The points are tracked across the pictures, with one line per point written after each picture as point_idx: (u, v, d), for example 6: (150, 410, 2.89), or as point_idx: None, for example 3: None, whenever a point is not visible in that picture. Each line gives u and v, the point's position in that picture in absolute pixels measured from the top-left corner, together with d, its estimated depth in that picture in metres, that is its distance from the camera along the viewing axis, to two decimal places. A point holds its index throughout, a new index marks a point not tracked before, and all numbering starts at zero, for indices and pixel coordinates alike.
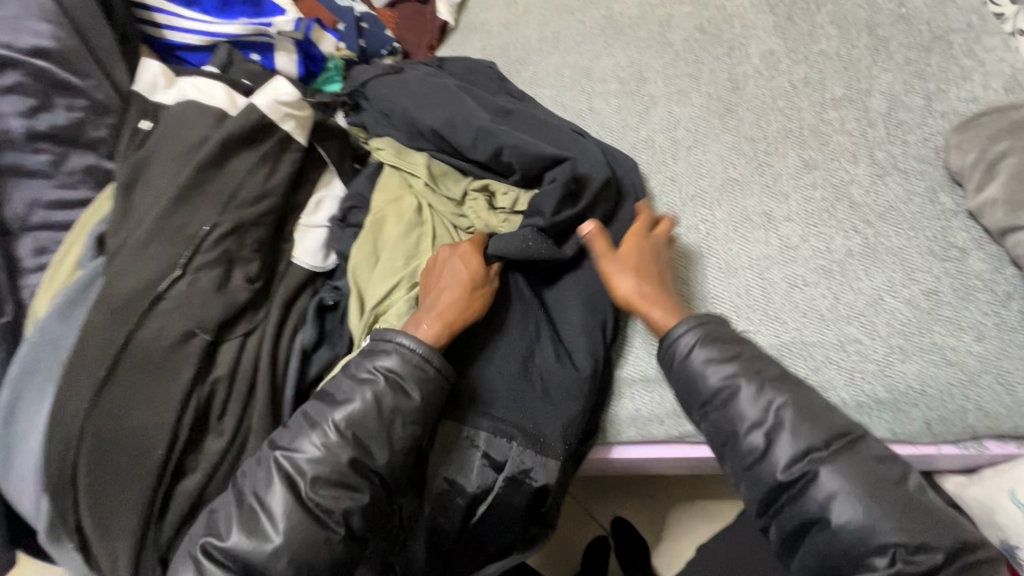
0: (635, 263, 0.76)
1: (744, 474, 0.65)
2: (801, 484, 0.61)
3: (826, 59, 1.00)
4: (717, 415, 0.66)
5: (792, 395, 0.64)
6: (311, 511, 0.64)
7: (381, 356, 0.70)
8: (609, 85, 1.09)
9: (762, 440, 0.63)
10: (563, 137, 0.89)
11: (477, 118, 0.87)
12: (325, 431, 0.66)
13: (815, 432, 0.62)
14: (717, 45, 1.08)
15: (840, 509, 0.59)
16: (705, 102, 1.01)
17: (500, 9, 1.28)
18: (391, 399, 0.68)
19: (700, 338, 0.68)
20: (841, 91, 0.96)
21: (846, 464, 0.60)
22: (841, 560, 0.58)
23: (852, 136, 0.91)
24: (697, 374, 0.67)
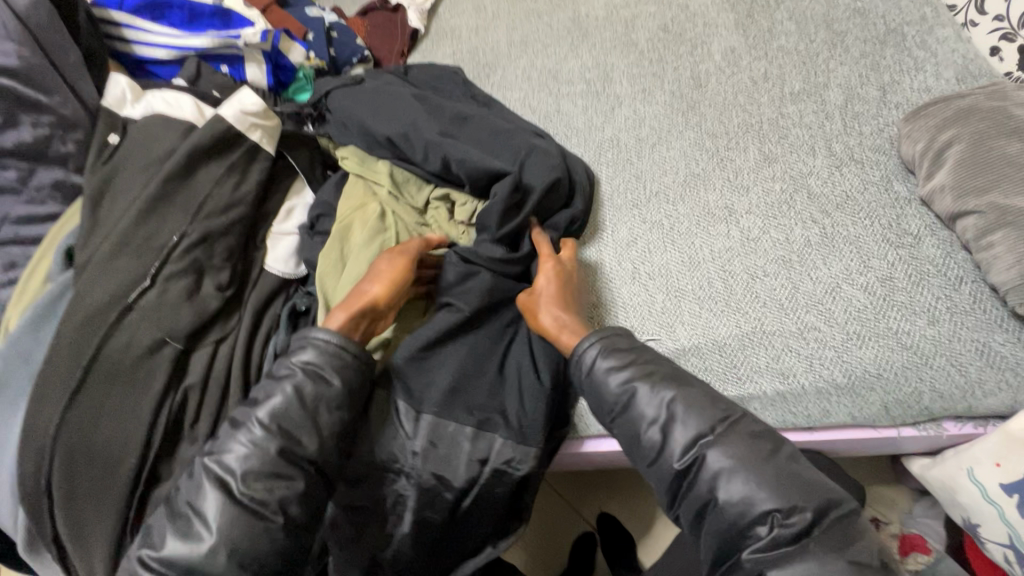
0: (547, 293, 0.78)
1: (649, 469, 0.65)
2: (694, 471, 0.62)
3: (785, 55, 1.02)
4: (623, 419, 0.67)
5: (681, 388, 0.65)
6: (250, 510, 0.63)
7: (298, 352, 0.71)
8: (575, 86, 1.11)
9: (658, 435, 0.64)
10: (520, 138, 0.91)
11: (431, 130, 0.89)
12: (250, 429, 0.66)
13: (702, 419, 0.62)
14: (680, 44, 1.10)
15: (726, 487, 0.59)
16: (669, 100, 1.03)
17: (469, 15, 1.29)
18: (312, 388, 0.68)
19: (602, 351, 0.69)
20: (800, 85, 0.98)
21: (731, 445, 0.61)
22: (732, 535, 0.59)
23: (810, 129, 0.93)
24: (600, 383, 0.68)
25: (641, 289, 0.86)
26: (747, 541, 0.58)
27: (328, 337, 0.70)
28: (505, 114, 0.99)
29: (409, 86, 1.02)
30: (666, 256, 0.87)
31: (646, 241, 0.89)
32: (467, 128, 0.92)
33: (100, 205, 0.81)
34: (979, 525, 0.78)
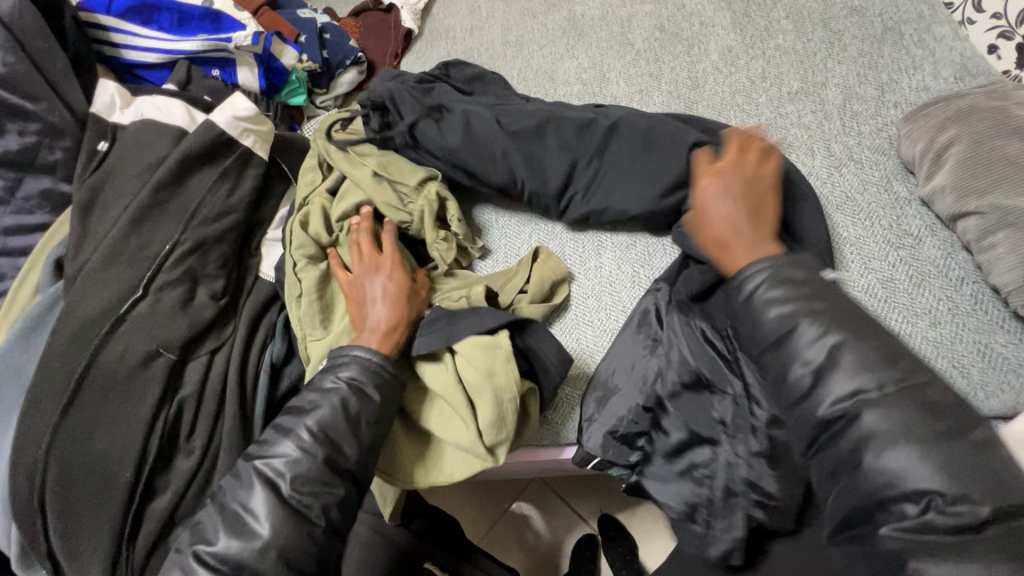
0: (722, 203, 0.66)
1: (789, 411, 0.55)
2: (841, 426, 0.50)
3: (782, 54, 1.02)
4: (770, 357, 0.56)
5: (855, 333, 0.52)
6: (296, 511, 0.63)
7: (337, 369, 0.70)
8: (572, 87, 1.10)
9: (808, 377, 0.52)
10: (617, 153, 0.87)
11: (512, 159, 0.88)
12: (298, 436, 0.65)
13: (873, 369, 0.50)
14: (677, 43, 1.09)
15: (880, 451, 0.48)
16: (666, 101, 1.03)
17: (463, 14, 1.28)
18: (355, 403, 0.67)
19: (770, 280, 0.57)
20: (797, 85, 0.98)
21: (901, 408, 0.48)
22: (867, 507, 0.48)
23: (809, 129, 0.93)
24: (754, 314, 0.57)
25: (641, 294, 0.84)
26: (888, 516, 0.47)
27: (372, 358, 0.70)
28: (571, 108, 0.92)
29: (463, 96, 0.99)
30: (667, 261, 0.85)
31: (648, 242, 0.87)
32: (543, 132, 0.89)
33: (90, 214, 0.79)
34: None
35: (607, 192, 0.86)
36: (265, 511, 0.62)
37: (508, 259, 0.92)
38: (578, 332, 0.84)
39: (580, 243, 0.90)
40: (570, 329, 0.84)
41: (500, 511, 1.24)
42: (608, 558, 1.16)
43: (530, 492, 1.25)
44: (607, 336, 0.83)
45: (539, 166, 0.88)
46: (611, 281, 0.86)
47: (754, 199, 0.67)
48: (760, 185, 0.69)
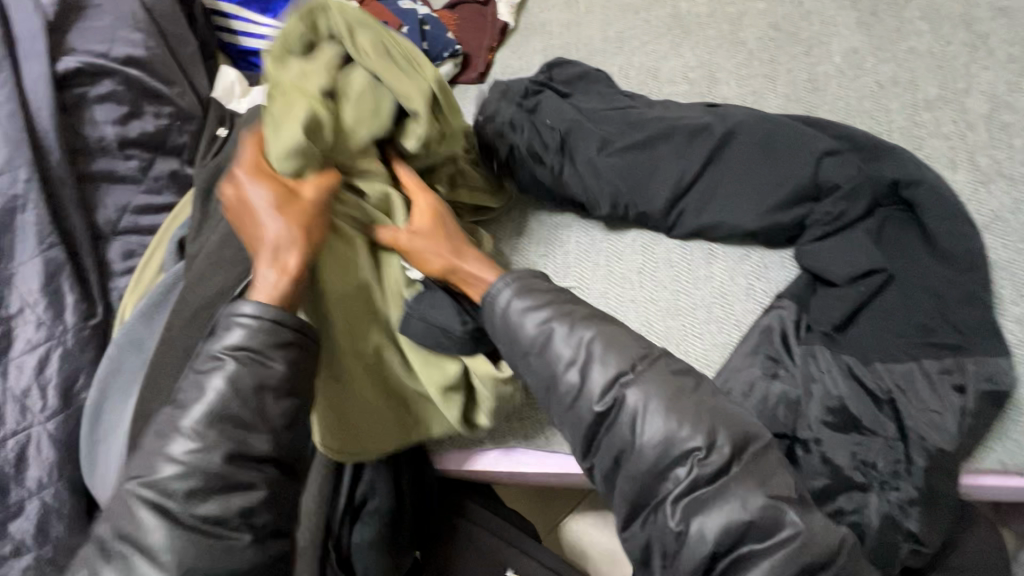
0: (421, 244, 0.71)
1: (565, 414, 0.63)
2: (613, 413, 0.60)
3: (917, 57, 0.95)
4: (537, 362, 0.64)
5: (604, 331, 0.63)
6: (206, 530, 0.55)
7: (225, 334, 0.59)
8: (678, 86, 1.06)
9: (578, 376, 0.61)
10: (734, 161, 0.83)
11: (624, 166, 0.86)
12: (187, 437, 0.56)
13: (622, 357, 0.61)
14: (794, 43, 1.03)
15: (645, 425, 0.58)
16: (783, 104, 0.97)
17: (562, 8, 1.25)
18: (249, 378, 0.58)
19: (518, 291, 0.66)
20: (936, 91, 0.90)
21: (650, 382, 0.60)
22: (650, 480, 0.58)
23: (950, 139, 0.85)
24: (516, 324, 0.65)
25: (756, 308, 0.79)
26: (667, 484, 0.58)
27: (251, 317, 0.59)
28: (684, 113, 0.88)
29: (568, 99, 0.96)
30: (784, 276, 0.80)
31: (764, 255, 0.82)
32: (656, 144, 0.86)
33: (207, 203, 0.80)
34: None
35: (725, 214, 0.82)
36: (159, 539, 0.54)
37: (609, 262, 0.88)
38: (685, 344, 0.80)
39: (689, 250, 0.85)
40: (677, 340, 0.80)
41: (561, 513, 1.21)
42: None
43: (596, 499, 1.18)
44: (716, 350, 0.79)
45: (651, 177, 0.85)
46: (723, 292, 0.82)
47: (440, 229, 0.72)
48: (442, 216, 0.74)
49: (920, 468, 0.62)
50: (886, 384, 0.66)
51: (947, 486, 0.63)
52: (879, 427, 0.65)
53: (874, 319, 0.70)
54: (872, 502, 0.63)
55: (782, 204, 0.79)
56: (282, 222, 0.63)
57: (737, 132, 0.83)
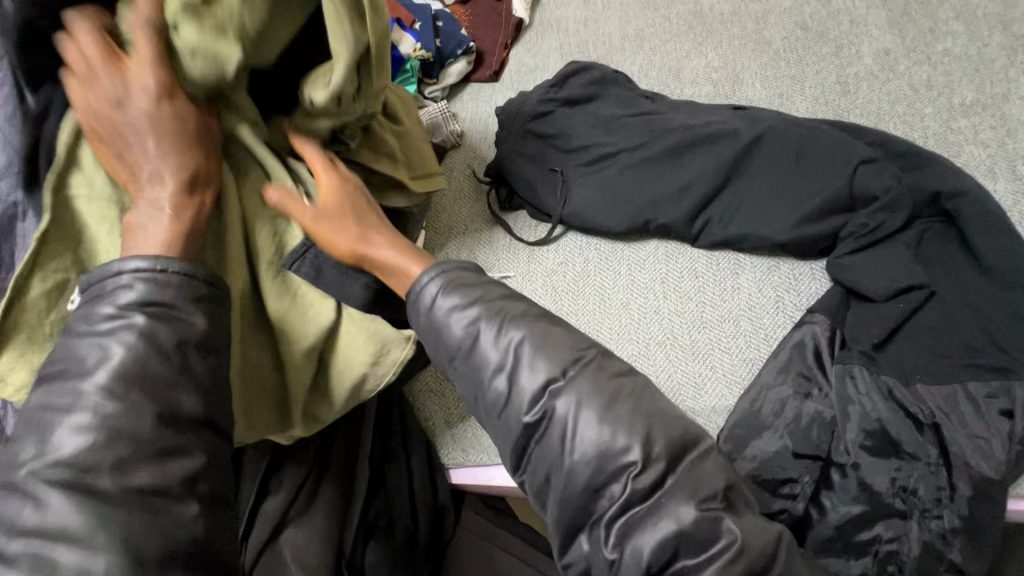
0: (331, 225, 0.60)
1: (496, 424, 0.54)
2: (544, 425, 0.51)
3: (952, 60, 0.91)
4: (465, 367, 0.55)
5: (537, 329, 0.54)
6: (147, 507, 0.44)
7: (114, 294, 0.48)
8: (701, 87, 1.02)
9: (506, 384, 0.53)
10: (764, 170, 0.79)
11: (646, 178, 0.84)
12: (93, 403, 0.45)
13: (554, 362, 0.52)
14: (822, 43, 1.00)
15: (581, 435, 0.50)
16: (812, 107, 0.94)
17: (578, 4, 1.21)
18: (167, 335, 0.48)
19: (443, 288, 0.56)
20: (973, 95, 0.87)
21: (584, 388, 0.51)
22: (582, 498, 0.50)
23: (988, 147, 0.82)
24: (441, 326, 0.55)
25: (786, 322, 0.76)
26: (602, 502, 0.50)
27: (150, 267, 0.49)
28: (710, 117, 0.85)
29: (590, 106, 0.92)
30: (816, 289, 0.77)
31: (793, 265, 0.79)
32: (680, 152, 0.83)
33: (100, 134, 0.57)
34: None
35: (753, 225, 0.78)
36: (78, 523, 0.42)
37: (631, 271, 0.85)
38: (712, 359, 0.77)
39: (715, 260, 0.82)
40: (703, 354, 0.77)
41: None
42: None
43: None
44: (744, 366, 0.75)
45: (677, 185, 0.82)
46: (751, 305, 0.78)
47: (356, 210, 0.62)
48: (360, 194, 0.64)
49: (964, 496, 0.60)
50: (928, 407, 0.63)
51: (995, 517, 0.59)
52: (920, 452, 0.62)
53: (912, 336, 0.67)
54: (912, 530, 0.61)
55: (815, 215, 0.76)
56: (174, 157, 0.53)
57: (766, 138, 0.80)
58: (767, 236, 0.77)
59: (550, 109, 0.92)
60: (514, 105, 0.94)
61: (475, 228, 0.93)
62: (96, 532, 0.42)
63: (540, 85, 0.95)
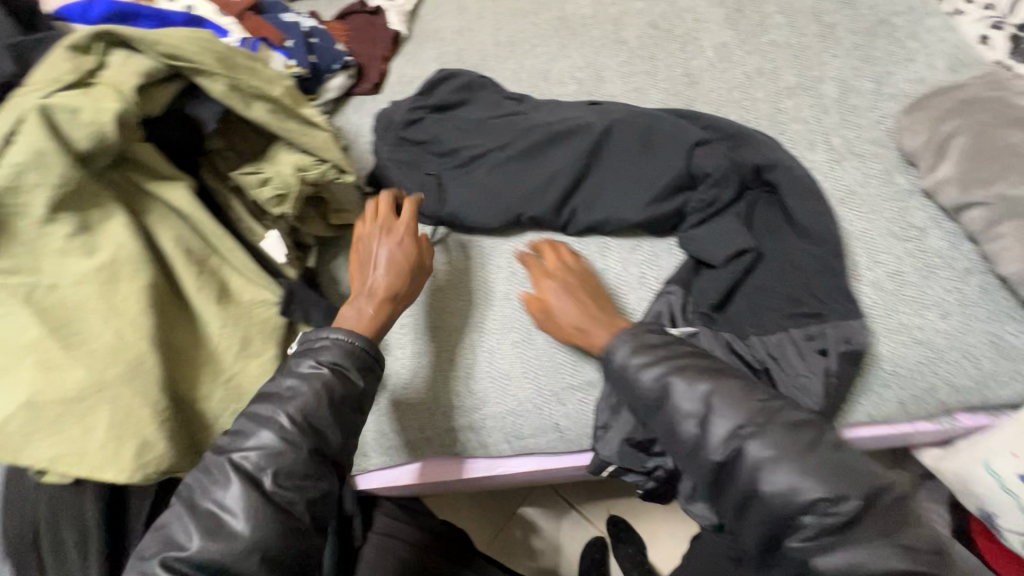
0: (561, 305, 0.76)
1: (687, 462, 0.63)
2: (734, 464, 0.59)
3: (777, 49, 1.02)
4: (660, 415, 0.64)
5: (721, 383, 0.61)
6: (282, 508, 0.58)
7: (316, 352, 0.66)
8: (567, 86, 1.09)
9: (696, 428, 0.61)
10: (614, 158, 0.86)
11: (514, 175, 0.88)
12: (278, 423, 0.61)
13: (740, 411, 0.59)
14: (671, 40, 1.09)
15: (770, 478, 0.56)
16: (663, 99, 1.02)
17: (453, 15, 1.26)
18: (340, 390, 0.64)
19: (633, 347, 0.66)
20: (794, 79, 0.98)
21: (773, 435, 0.57)
22: (777, 524, 0.56)
23: (807, 123, 0.93)
24: (632, 379, 0.65)
25: (649, 296, 0.83)
26: (793, 530, 0.55)
27: (348, 335, 0.67)
28: (567, 114, 0.90)
29: (457, 112, 0.97)
30: (672, 262, 0.85)
31: (653, 244, 0.86)
32: (540, 148, 0.88)
33: (4, 202, 0.56)
34: (996, 514, 0.76)
35: (608, 210, 0.85)
36: (242, 508, 0.57)
37: (511, 264, 0.89)
38: None
39: (584, 246, 0.88)
40: None
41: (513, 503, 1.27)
42: (617, 560, 1.19)
43: (540, 495, 1.27)
44: None
45: (538, 179, 0.87)
46: (618, 284, 0.85)
47: (590, 294, 0.78)
48: (579, 276, 0.80)
49: None
50: (761, 355, 0.72)
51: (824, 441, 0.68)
52: None
53: (746, 295, 0.76)
54: None
55: (661, 194, 0.83)
56: (395, 269, 0.74)
57: (613, 130, 0.86)
58: (623, 218, 0.84)
59: (418, 115, 0.96)
60: (385, 117, 0.97)
61: None
62: (250, 517, 0.57)
63: (410, 96, 0.98)
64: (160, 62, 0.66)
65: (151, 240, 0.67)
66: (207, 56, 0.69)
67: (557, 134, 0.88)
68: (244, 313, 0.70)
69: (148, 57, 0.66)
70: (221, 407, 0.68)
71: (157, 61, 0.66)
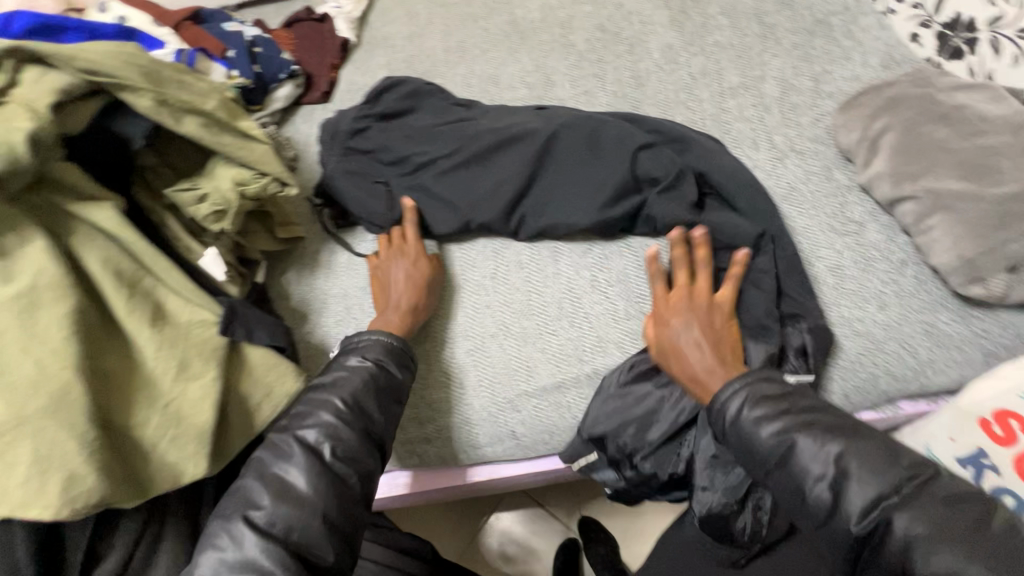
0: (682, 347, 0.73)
1: (818, 530, 0.59)
2: (877, 538, 0.55)
3: (720, 50, 1.04)
4: (780, 474, 0.61)
5: (846, 440, 0.59)
6: (339, 478, 0.64)
7: (355, 352, 0.73)
8: (517, 91, 1.09)
9: (828, 494, 0.57)
10: (562, 163, 0.86)
11: (463, 183, 0.88)
12: (333, 406, 0.67)
13: (884, 478, 0.56)
14: (619, 43, 1.10)
15: (927, 559, 0.51)
16: (612, 101, 1.03)
17: (402, 21, 1.25)
18: (382, 379, 0.71)
19: (748, 400, 0.65)
20: (738, 79, 1.00)
21: (922, 510, 0.53)
22: None
23: (751, 122, 0.94)
24: (749, 435, 0.63)
25: (602, 299, 0.83)
26: None
27: (389, 337, 0.75)
28: (513, 121, 0.90)
29: (405, 119, 0.96)
30: (623, 263, 0.85)
31: (604, 246, 0.87)
32: (488, 154, 0.88)
33: None
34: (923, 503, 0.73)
35: (557, 214, 0.85)
36: (306, 476, 0.62)
37: (464, 271, 0.88)
38: (541, 342, 0.82)
39: (536, 250, 0.88)
40: (532, 338, 0.83)
41: (484, 510, 1.27)
42: (590, 561, 1.19)
43: (510, 500, 1.27)
44: (570, 345, 0.82)
45: (488, 186, 0.86)
46: (570, 288, 0.85)
47: (712, 330, 0.72)
48: (707, 307, 0.74)
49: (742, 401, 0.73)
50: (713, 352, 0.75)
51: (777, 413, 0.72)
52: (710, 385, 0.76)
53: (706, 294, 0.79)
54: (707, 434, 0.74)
55: (609, 198, 0.83)
56: (414, 280, 0.82)
57: (560, 135, 0.86)
58: (572, 222, 0.84)
59: (366, 124, 0.94)
60: (332, 126, 0.95)
61: (312, 249, 0.94)
62: (314, 484, 0.62)
63: (356, 104, 0.97)
64: (78, 78, 0.63)
65: (77, 264, 0.64)
66: (128, 70, 0.66)
67: (504, 141, 0.88)
68: (180, 335, 0.68)
69: (64, 73, 0.63)
70: (158, 434, 0.65)
71: (75, 76, 0.63)
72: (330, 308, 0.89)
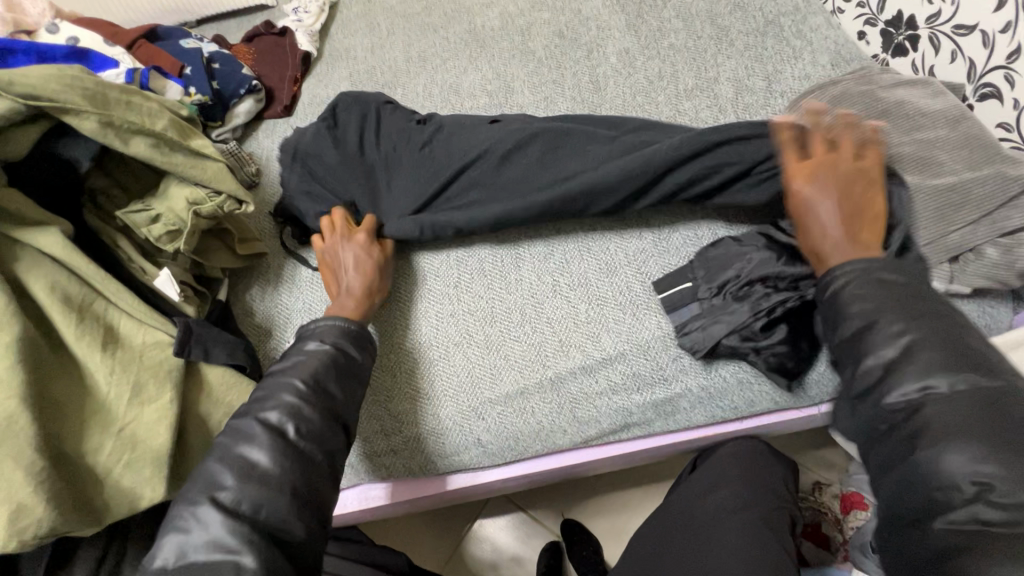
0: (816, 210, 0.68)
1: (856, 405, 0.58)
2: (904, 419, 0.53)
3: (675, 53, 1.05)
4: (847, 346, 0.59)
5: (929, 332, 0.55)
6: (304, 456, 0.60)
7: (312, 335, 0.70)
8: (478, 99, 1.09)
9: (879, 370, 0.56)
10: (520, 170, 0.87)
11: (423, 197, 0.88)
12: (294, 388, 0.63)
13: (949, 370, 0.53)
14: (577, 48, 1.11)
15: (950, 450, 0.50)
16: (571, 107, 1.04)
17: (363, 33, 1.25)
18: (342, 365, 0.68)
19: (854, 282, 0.60)
20: (693, 81, 1.01)
21: (965, 408, 0.51)
22: (923, 501, 0.50)
23: (706, 124, 0.96)
24: (836, 308, 0.61)
25: (563, 302, 0.84)
26: (942, 510, 0.49)
27: (346, 321, 0.72)
28: (469, 132, 0.91)
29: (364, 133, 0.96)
30: (582, 266, 0.86)
31: (563, 249, 0.88)
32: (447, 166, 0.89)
33: None
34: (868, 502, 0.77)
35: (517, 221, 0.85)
36: (270, 458, 0.58)
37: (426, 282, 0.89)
38: (504, 348, 0.83)
39: (498, 258, 0.88)
40: (496, 345, 0.83)
41: (467, 517, 1.26)
42: (573, 563, 1.19)
43: (491, 507, 1.26)
44: (533, 349, 0.82)
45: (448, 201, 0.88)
46: (532, 294, 0.85)
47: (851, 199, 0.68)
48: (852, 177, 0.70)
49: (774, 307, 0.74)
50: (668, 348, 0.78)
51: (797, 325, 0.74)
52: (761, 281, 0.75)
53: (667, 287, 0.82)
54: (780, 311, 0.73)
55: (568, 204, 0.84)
56: (364, 266, 0.81)
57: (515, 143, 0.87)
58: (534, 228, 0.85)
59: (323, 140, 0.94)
60: (290, 142, 0.95)
61: (275, 265, 0.93)
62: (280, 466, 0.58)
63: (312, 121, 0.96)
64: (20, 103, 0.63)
65: (25, 291, 0.64)
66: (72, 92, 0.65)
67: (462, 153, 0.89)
68: (133, 357, 0.67)
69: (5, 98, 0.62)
70: (112, 459, 0.64)
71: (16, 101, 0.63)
72: (293, 323, 0.89)
